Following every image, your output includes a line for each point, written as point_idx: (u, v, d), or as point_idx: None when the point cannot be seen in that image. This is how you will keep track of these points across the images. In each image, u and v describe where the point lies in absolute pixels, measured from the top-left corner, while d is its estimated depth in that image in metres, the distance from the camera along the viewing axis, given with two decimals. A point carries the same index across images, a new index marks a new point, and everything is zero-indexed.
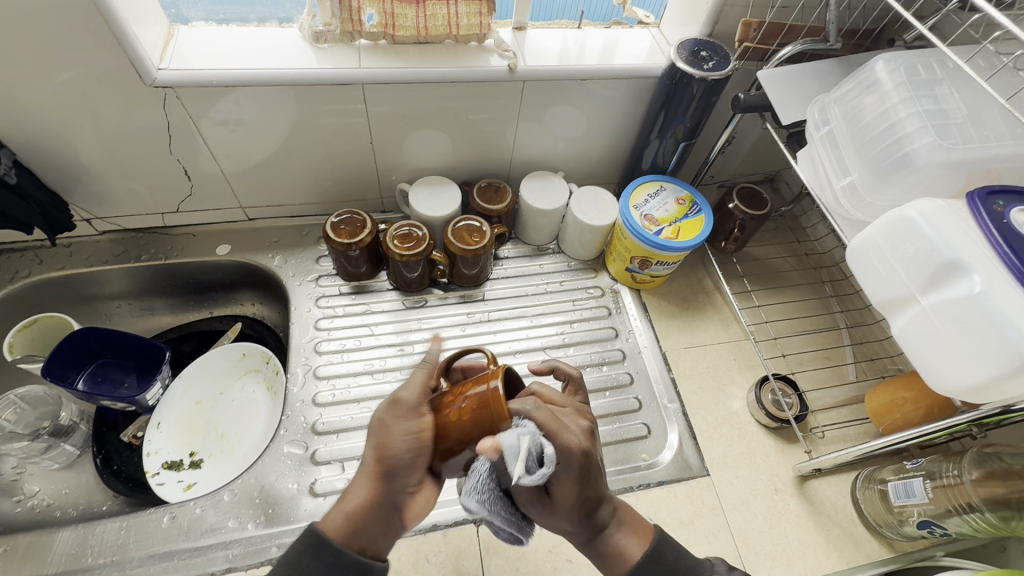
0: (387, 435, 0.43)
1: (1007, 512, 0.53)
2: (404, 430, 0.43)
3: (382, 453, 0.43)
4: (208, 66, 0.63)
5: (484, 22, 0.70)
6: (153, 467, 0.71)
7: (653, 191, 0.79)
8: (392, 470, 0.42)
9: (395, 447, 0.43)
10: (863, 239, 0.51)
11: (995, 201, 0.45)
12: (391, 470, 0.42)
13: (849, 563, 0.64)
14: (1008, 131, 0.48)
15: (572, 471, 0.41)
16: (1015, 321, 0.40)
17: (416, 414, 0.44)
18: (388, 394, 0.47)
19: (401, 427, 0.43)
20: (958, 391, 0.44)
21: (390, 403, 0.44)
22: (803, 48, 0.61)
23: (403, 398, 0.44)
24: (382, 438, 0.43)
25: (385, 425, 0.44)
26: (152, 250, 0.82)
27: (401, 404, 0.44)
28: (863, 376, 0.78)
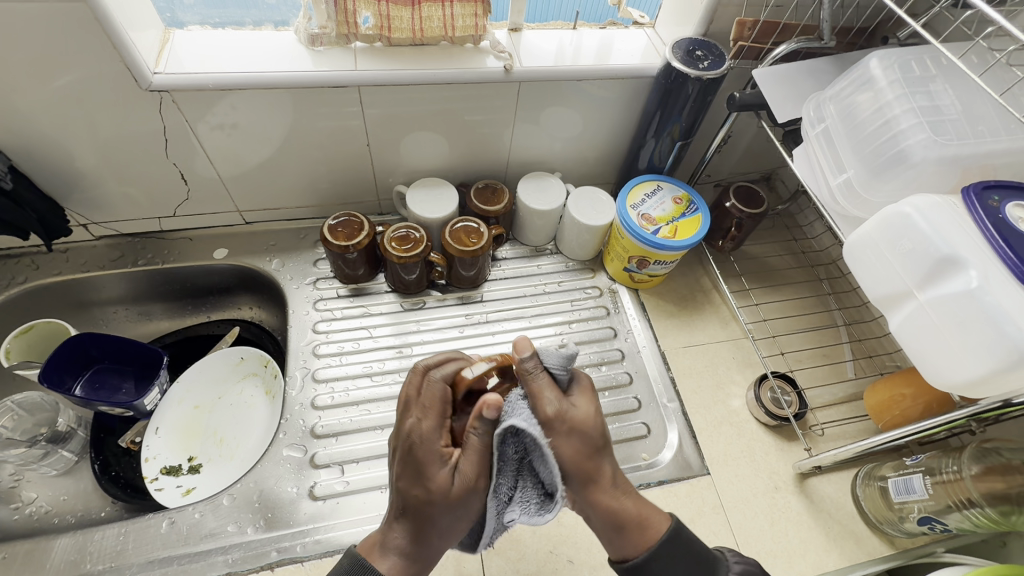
0: (456, 518, 0.46)
1: (1007, 507, 0.53)
2: (472, 513, 0.47)
3: (444, 530, 0.46)
4: (203, 70, 0.63)
5: (480, 23, 0.70)
6: (152, 473, 0.71)
7: (650, 190, 0.80)
8: (449, 540, 0.47)
9: (460, 526, 0.47)
10: (860, 235, 0.51)
11: (991, 195, 0.45)
12: (449, 538, 0.47)
13: (850, 560, 0.64)
14: (1002, 126, 0.48)
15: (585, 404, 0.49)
16: (1012, 315, 0.40)
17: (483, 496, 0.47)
18: (442, 464, 0.45)
19: (472, 512, 0.47)
20: (956, 386, 0.44)
21: (467, 492, 0.45)
22: (798, 46, 0.62)
23: (481, 487, 0.46)
24: (451, 521, 0.46)
25: (458, 511, 0.46)
26: (149, 255, 0.82)
27: (475, 493, 0.46)
28: (862, 373, 0.78)
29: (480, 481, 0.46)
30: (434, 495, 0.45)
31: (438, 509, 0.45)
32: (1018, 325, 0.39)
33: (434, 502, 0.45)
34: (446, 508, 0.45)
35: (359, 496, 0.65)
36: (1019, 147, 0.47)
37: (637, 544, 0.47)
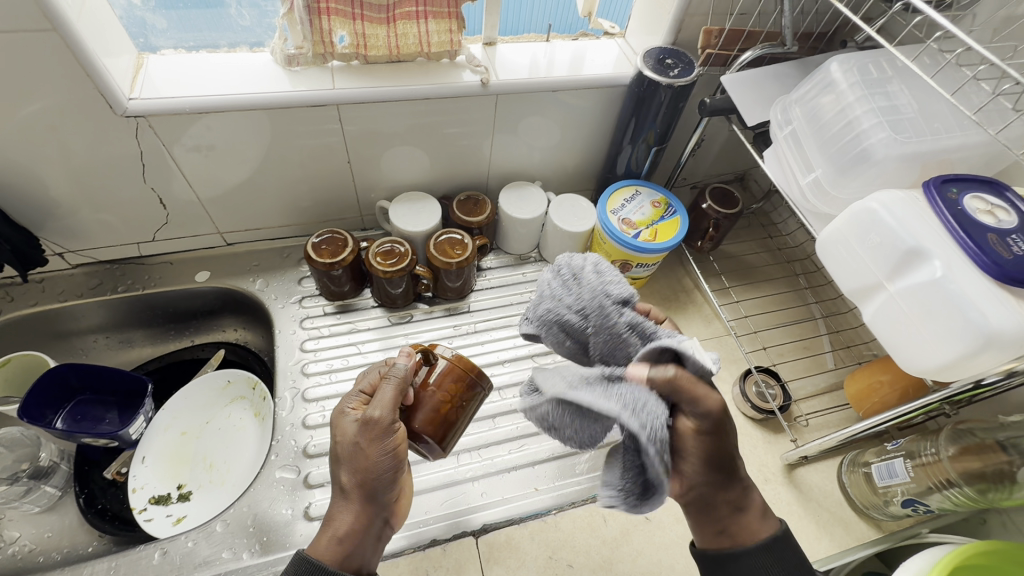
0: (364, 459, 0.46)
1: (983, 485, 0.56)
2: (383, 450, 0.46)
3: (362, 477, 0.46)
4: (180, 93, 0.63)
5: (455, 38, 0.71)
6: (140, 504, 0.69)
7: (629, 196, 0.81)
8: (373, 489, 0.46)
9: (378, 469, 0.46)
10: (831, 231, 0.53)
11: (949, 188, 0.47)
12: (372, 487, 0.46)
13: (840, 546, 0.66)
14: (956, 124, 0.51)
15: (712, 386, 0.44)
16: (975, 302, 0.42)
17: (392, 433, 0.47)
18: (348, 408, 0.49)
19: (379, 447, 0.46)
20: (929, 371, 0.46)
21: (364, 426, 0.46)
22: (762, 52, 0.64)
23: (377, 420, 0.46)
24: (360, 466, 0.46)
25: (360, 450, 0.46)
26: (129, 281, 0.80)
27: (373, 424, 0.46)
28: (842, 364, 0.80)
29: (376, 414, 0.46)
30: (341, 439, 0.47)
31: (346, 453, 0.47)
32: (981, 311, 0.42)
33: (341, 447, 0.47)
34: (352, 451, 0.46)
35: None
36: (972, 142, 0.50)
37: (751, 532, 0.46)
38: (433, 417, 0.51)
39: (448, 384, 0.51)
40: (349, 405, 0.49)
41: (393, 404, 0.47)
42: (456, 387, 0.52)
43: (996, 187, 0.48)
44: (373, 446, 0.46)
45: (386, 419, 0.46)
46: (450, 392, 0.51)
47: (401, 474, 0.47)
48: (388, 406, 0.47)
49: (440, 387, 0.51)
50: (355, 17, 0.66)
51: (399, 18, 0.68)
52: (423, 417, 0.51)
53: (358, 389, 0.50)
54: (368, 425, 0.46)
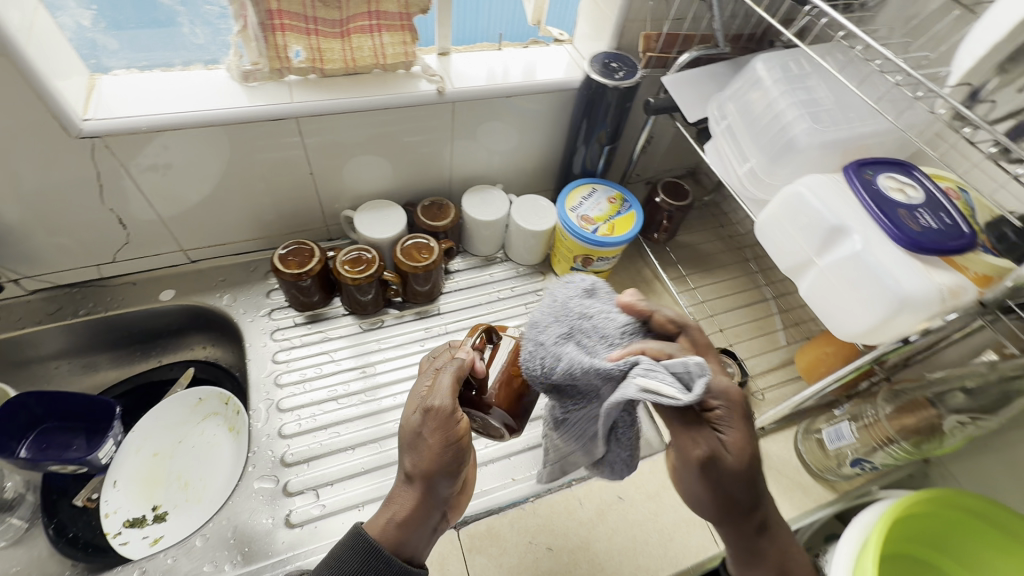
0: (426, 449, 0.47)
1: (917, 438, 0.61)
2: (443, 442, 0.46)
3: (422, 467, 0.47)
4: (135, 112, 0.63)
5: (409, 50, 0.74)
6: (114, 528, 0.68)
7: (587, 193, 0.85)
8: (431, 480, 0.47)
9: (437, 460, 0.46)
10: (767, 215, 0.57)
11: (865, 171, 0.53)
12: (431, 478, 0.47)
13: (799, 509, 0.71)
14: (868, 113, 0.56)
15: (735, 440, 0.43)
16: (890, 271, 0.47)
17: (453, 424, 0.47)
18: (417, 395, 0.49)
19: (441, 439, 0.46)
20: (857, 336, 0.51)
21: (426, 416, 0.46)
22: (698, 54, 0.70)
23: (437, 409, 0.46)
24: (422, 454, 0.47)
25: (422, 439, 0.47)
26: (90, 304, 0.79)
27: (434, 414, 0.46)
28: (793, 340, 0.86)
29: (436, 403, 0.46)
30: (407, 424, 0.48)
31: (410, 440, 0.48)
32: (895, 278, 0.47)
33: (404, 433, 0.48)
34: (414, 439, 0.47)
35: (337, 517, 0.65)
36: (883, 129, 0.55)
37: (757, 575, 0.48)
38: (504, 392, 0.52)
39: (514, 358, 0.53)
40: (420, 389, 0.50)
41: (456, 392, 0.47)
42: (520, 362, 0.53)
43: (905, 168, 0.54)
44: (435, 434, 0.46)
45: (445, 407, 0.46)
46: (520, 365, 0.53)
47: (461, 467, 0.48)
48: (448, 393, 0.47)
49: (507, 363, 0.53)
50: (309, 32, 0.68)
51: (353, 32, 0.70)
52: (497, 393, 0.52)
53: (428, 374, 0.51)
54: (430, 414, 0.46)
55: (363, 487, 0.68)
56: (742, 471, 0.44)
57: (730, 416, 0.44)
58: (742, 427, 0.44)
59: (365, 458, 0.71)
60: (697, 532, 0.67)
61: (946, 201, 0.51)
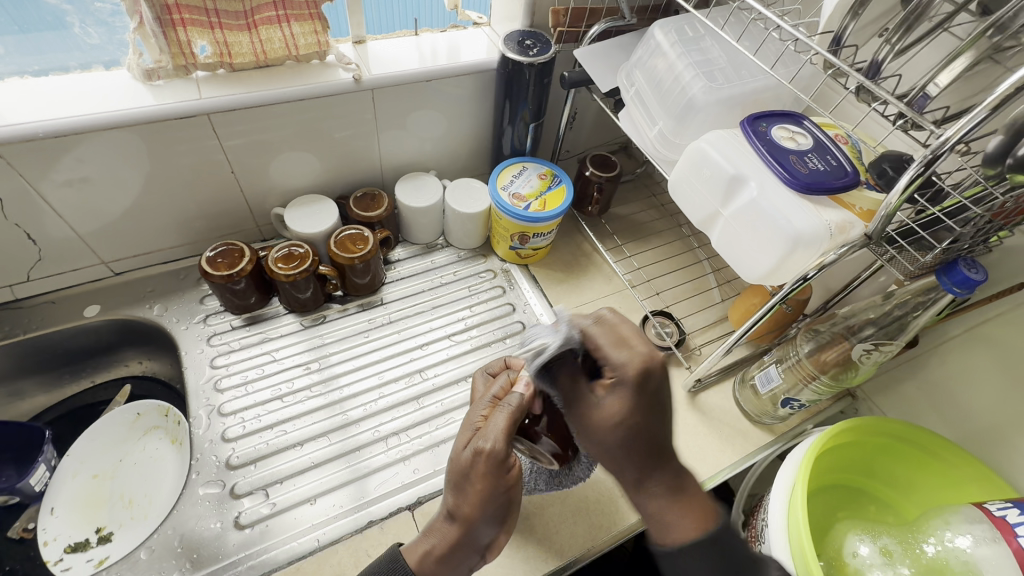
0: (472, 491, 0.48)
1: (838, 370, 0.65)
2: (489, 488, 0.47)
3: (466, 509, 0.48)
4: (32, 119, 0.60)
5: (322, 39, 0.73)
6: (54, 555, 0.66)
7: (517, 172, 0.86)
8: (472, 522, 0.49)
9: (481, 503, 0.48)
10: (677, 173, 0.60)
11: (760, 123, 0.56)
12: (474, 521, 0.49)
13: (741, 453, 0.75)
14: (758, 70, 0.60)
15: (609, 406, 0.48)
16: (783, 213, 0.51)
17: (503, 470, 0.47)
18: (471, 430, 0.51)
19: (488, 485, 0.47)
20: (763, 277, 0.55)
21: (476, 459, 0.47)
22: (606, 26, 0.71)
23: (489, 452, 0.47)
24: (467, 495, 0.48)
25: (470, 482, 0.48)
26: (7, 327, 0.75)
27: (484, 458, 0.47)
28: (726, 296, 0.90)
29: (488, 446, 0.47)
30: (456, 460, 0.49)
31: (458, 478, 0.49)
32: (788, 220, 0.50)
33: (453, 471, 0.49)
34: (462, 478, 0.49)
35: (288, 513, 0.65)
36: (772, 84, 0.59)
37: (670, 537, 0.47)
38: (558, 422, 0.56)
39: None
40: (475, 423, 0.51)
41: (508, 434, 0.48)
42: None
43: (796, 119, 0.57)
44: (482, 479, 0.47)
45: (497, 451, 0.47)
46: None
47: (503, 511, 0.49)
48: (500, 437, 0.48)
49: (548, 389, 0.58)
50: (213, 26, 0.66)
51: (260, 24, 0.69)
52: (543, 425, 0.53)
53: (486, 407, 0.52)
54: (481, 458, 0.47)
55: (314, 480, 0.68)
56: (609, 420, 0.48)
57: (620, 387, 0.48)
58: (626, 400, 0.48)
59: (314, 453, 0.70)
60: None
61: (833, 145, 0.54)
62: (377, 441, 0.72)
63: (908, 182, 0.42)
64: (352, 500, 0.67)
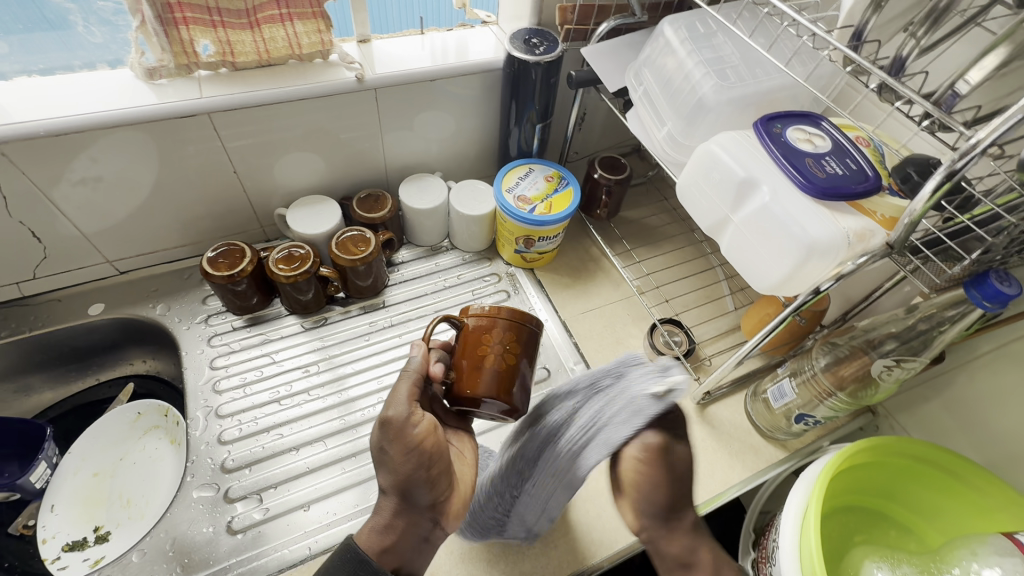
0: (392, 460, 0.45)
1: (856, 387, 0.62)
2: (403, 451, 0.45)
3: (390, 478, 0.46)
4: (34, 117, 0.60)
5: (325, 38, 0.72)
6: (53, 553, 0.66)
7: (524, 173, 0.84)
8: (404, 490, 0.46)
9: (403, 468, 0.45)
10: (685, 176, 0.57)
11: (775, 124, 0.53)
12: (402, 489, 0.46)
13: (752, 470, 0.71)
14: (774, 69, 0.57)
15: (650, 478, 0.45)
16: (796, 219, 0.48)
17: (411, 429, 0.45)
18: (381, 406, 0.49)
19: (401, 449, 0.45)
20: (775, 287, 0.52)
21: (382, 429, 0.46)
22: (615, 23, 0.69)
23: (390, 418, 0.45)
24: (389, 467, 0.46)
25: (385, 452, 0.46)
26: (13, 325, 0.76)
27: (387, 423, 0.45)
28: (740, 305, 0.86)
29: (390, 412, 0.46)
30: (373, 438, 0.47)
31: (377, 455, 0.47)
32: (801, 226, 0.47)
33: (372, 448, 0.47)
34: (381, 452, 0.46)
35: (281, 519, 0.64)
36: (789, 83, 0.56)
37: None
38: (472, 377, 0.51)
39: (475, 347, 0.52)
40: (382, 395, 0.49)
41: (407, 396, 0.47)
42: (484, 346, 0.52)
43: (814, 120, 0.54)
44: (394, 446, 0.45)
45: (398, 413, 0.45)
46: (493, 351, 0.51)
47: (430, 472, 0.46)
48: (401, 400, 0.47)
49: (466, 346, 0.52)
50: (215, 25, 0.65)
51: (262, 22, 0.68)
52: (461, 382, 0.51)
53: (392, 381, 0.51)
54: (386, 429, 0.45)
55: (309, 486, 0.67)
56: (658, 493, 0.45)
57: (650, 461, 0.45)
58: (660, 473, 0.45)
59: (310, 458, 0.69)
60: None
61: (853, 148, 0.51)
62: None
63: (934, 188, 0.39)
64: (347, 508, 0.65)
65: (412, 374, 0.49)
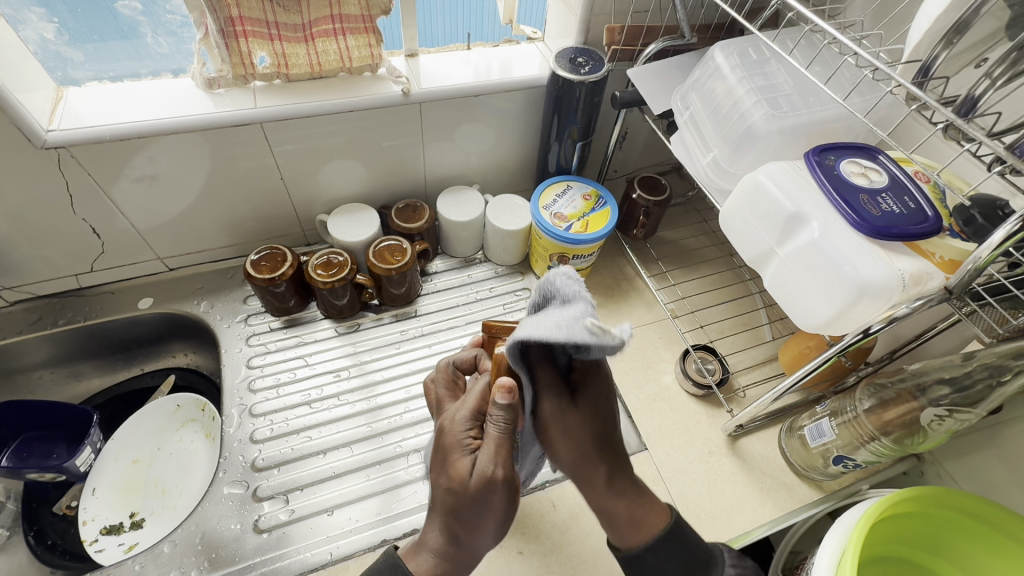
0: (480, 516, 0.42)
1: (902, 433, 0.58)
2: (496, 511, 0.43)
3: (465, 531, 0.43)
4: (102, 122, 0.64)
5: (375, 52, 0.74)
6: (91, 535, 0.69)
7: (561, 191, 0.84)
8: (476, 541, 0.44)
9: (489, 524, 0.43)
10: (730, 206, 0.56)
11: (828, 156, 0.51)
12: (473, 541, 0.44)
13: (783, 509, 0.68)
14: (830, 99, 0.55)
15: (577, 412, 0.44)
16: (847, 257, 0.46)
17: (512, 488, 0.42)
18: (463, 452, 0.43)
19: (500, 508, 0.42)
20: (820, 326, 0.50)
21: (482, 488, 0.41)
22: (664, 45, 0.68)
23: (501, 478, 0.41)
24: (474, 521, 0.42)
25: (478, 509, 0.42)
26: (69, 313, 0.80)
27: (492, 485, 0.41)
28: (778, 335, 0.83)
29: (500, 472, 0.41)
30: (457, 492, 0.41)
31: (459, 510, 0.42)
32: (852, 266, 0.45)
33: (454, 502, 0.42)
34: (466, 507, 0.42)
35: (306, 521, 0.65)
36: (845, 115, 0.54)
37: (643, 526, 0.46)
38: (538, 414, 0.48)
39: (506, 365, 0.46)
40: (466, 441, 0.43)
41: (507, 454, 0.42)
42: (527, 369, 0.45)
43: (870, 153, 0.51)
44: (490, 505, 0.42)
45: (508, 473, 0.41)
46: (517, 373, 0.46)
47: (507, 527, 0.45)
48: (503, 457, 0.42)
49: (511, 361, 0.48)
50: (272, 38, 0.68)
51: (317, 36, 0.70)
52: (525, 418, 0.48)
53: (467, 419, 0.44)
54: (488, 488, 0.41)
55: (333, 491, 0.68)
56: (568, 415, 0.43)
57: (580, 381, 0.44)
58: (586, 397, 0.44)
59: (337, 462, 0.70)
60: None
61: (911, 184, 0.48)
62: (399, 457, 0.71)
63: (1005, 236, 0.37)
64: (370, 516, 0.66)
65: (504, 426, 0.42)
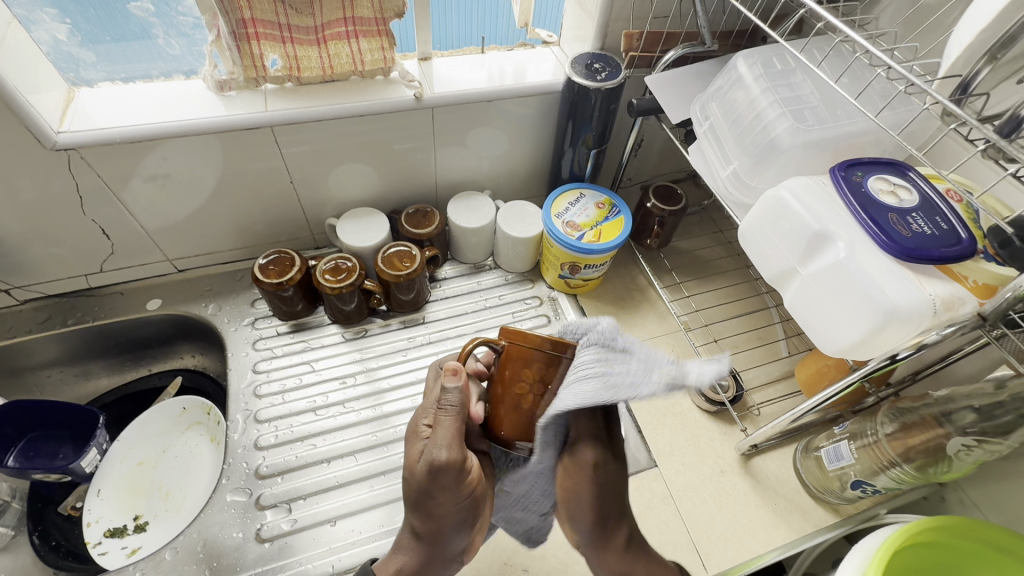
0: (435, 504, 0.44)
1: (924, 461, 0.56)
2: (450, 497, 0.44)
3: (428, 521, 0.46)
4: (112, 124, 0.63)
5: (388, 56, 0.72)
6: (95, 538, 0.68)
7: (574, 199, 0.82)
8: (441, 533, 0.47)
9: (447, 515, 0.45)
10: (750, 221, 0.54)
11: (855, 172, 0.49)
12: (441, 534, 0.46)
13: (798, 533, 0.66)
14: (858, 112, 0.53)
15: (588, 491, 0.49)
16: (876, 280, 0.44)
17: (463, 474, 0.43)
18: (417, 438, 0.45)
19: (450, 495, 0.44)
20: (843, 350, 0.48)
21: (431, 473, 0.42)
22: (684, 52, 0.65)
23: (446, 462, 0.42)
24: (431, 510, 0.45)
25: (430, 496, 0.43)
26: (79, 314, 0.80)
27: (439, 469, 0.42)
28: (795, 351, 0.81)
29: (444, 455, 0.42)
30: (411, 479, 0.44)
31: (416, 499, 0.44)
32: (881, 290, 0.43)
33: (410, 490, 0.44)
34: (422, 495, 0.44)
35: (308, 532, 0.64)
36: (873, 129, 0.52)
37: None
38: (512, 417, 0.46)
39: (519, 369, 0.43)
40: (421, 429, 0.45)
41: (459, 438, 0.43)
42: (529, 370, 0.44)
43: (900, 169, 0.49)
44: (441, 490, 0.43)
45: (454, 457, 0.42)
46: (538, 383, 0.44)
47: (469, 518, 0.47)
48: (451, 440, 0.43)
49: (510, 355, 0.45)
50: (284, 40, 0.67)
51: (329, 39, 0.69)
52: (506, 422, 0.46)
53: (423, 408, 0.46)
54: (433, 476, 0.42)
55: (337, 501, 0.67)
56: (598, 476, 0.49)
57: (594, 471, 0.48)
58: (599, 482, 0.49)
59: (341, 471, 0.69)
60: (686, 556, 0.64)
61: (943, 203, 0.46)
62: (404, 467, 0.70)
63: None
64: (373, 527, 0.65)
65: (456, 410, 0.44)
